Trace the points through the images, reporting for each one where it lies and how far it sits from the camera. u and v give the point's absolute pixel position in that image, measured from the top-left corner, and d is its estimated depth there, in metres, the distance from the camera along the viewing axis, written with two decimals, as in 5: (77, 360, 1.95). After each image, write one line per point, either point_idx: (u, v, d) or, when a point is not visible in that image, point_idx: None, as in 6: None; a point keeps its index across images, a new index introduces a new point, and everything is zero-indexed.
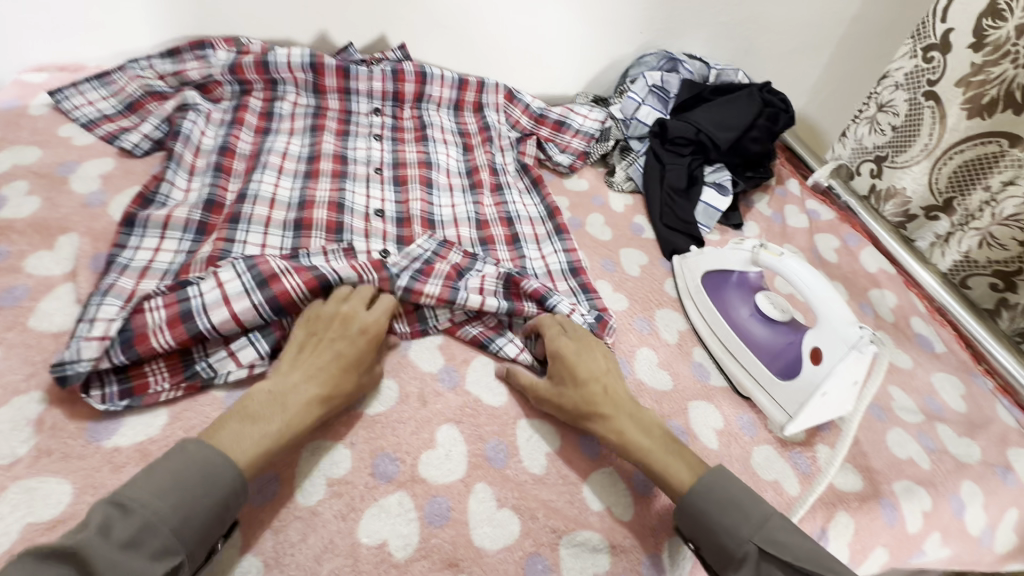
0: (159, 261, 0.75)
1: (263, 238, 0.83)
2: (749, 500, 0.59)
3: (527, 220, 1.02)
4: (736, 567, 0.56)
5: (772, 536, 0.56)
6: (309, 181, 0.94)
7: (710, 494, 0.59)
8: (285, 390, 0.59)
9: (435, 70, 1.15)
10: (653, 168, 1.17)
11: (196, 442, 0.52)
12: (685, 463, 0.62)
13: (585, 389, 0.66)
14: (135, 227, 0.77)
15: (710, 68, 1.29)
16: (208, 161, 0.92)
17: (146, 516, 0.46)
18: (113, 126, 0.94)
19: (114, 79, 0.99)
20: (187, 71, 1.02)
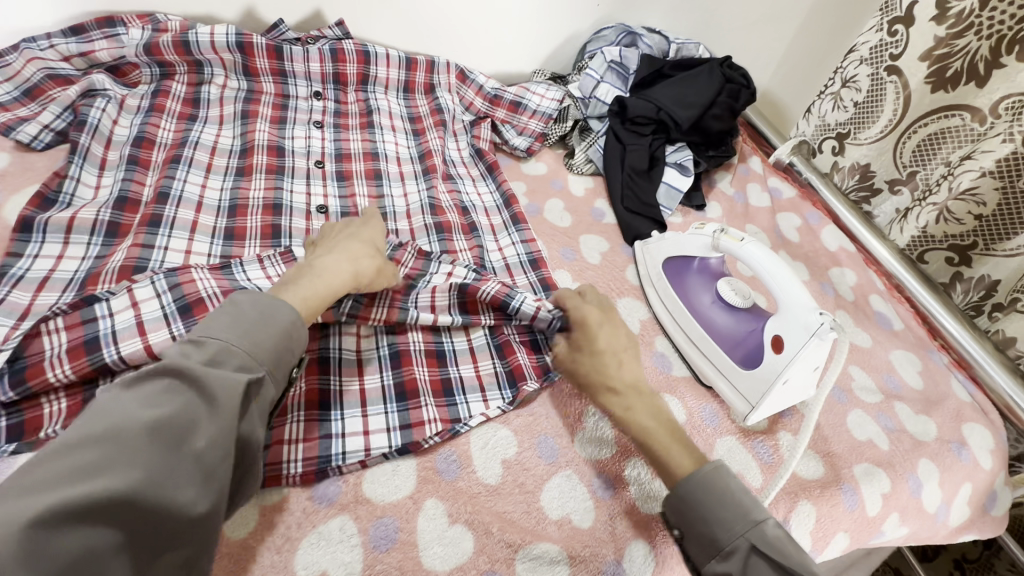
0: (61, 271, 0.67)
1: (188, 241, 0.75)
2: (749, 496, 0.54)
3: (483, 210, 0.96)
4: (720, 560, 0.51)
5: (769, 534, 0.51)
6: (241, 180, 0.86)
7: (705, 485, 0.54)
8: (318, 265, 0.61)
9: (379, 49, 1.07)
10: (613, 148, 1.13)
11: (247, 297, 0.53)
12: (692, 452, 0.59)
13: (600, 361, 0.66)
14: (32, 232, 0.69)
15: (670, 42, 1.23)
16: (122, 154, 0.83)
17: (221, 342, 0.48)
18: (8, 116, 0.84)
19: (7, 61, 0.88)
20: (95, 52, 0.91)
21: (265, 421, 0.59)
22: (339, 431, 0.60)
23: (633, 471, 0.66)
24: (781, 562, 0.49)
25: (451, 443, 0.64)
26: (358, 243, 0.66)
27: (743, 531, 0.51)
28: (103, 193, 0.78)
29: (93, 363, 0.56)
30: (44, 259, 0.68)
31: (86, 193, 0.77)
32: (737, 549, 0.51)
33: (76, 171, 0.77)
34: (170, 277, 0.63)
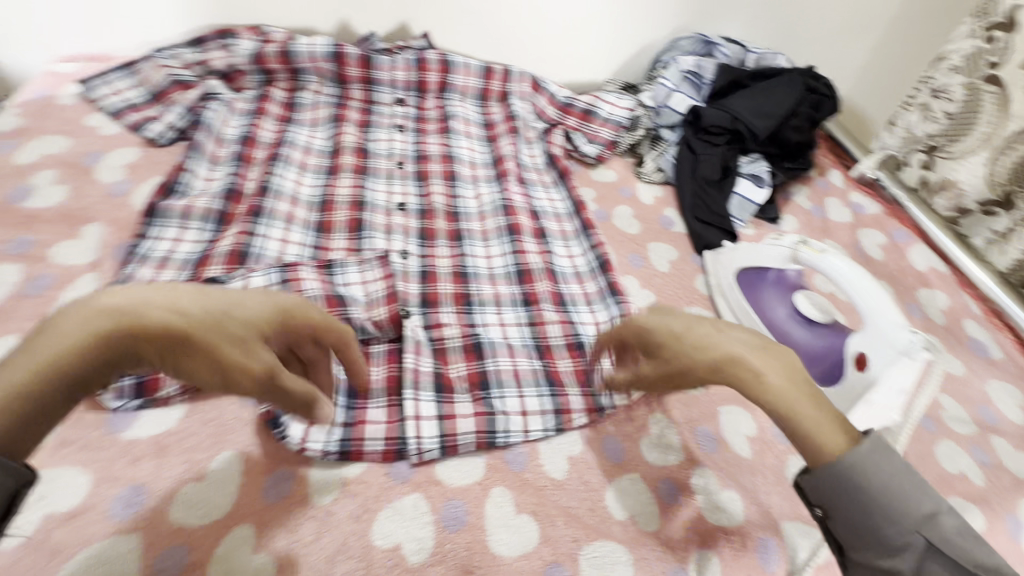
0: (178, 252, 0.75)
1: (284, 231, 0.82)
2: (920, 483, 0.42)
3: (553, 216, 0.98)
4: (883, 556, 0.41)
5: (949, 533, 0.40)
6: (330, 178, 0.93)
7: (879, 470, 0.41)
8: (31, 353, 0.34)
9: (459, 59, 1.12)
10: (685, 158, 1.12)
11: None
12: (842, 423, 0.43)
13: (692, 334, 0.46)
14: (156, 218, 0.77)
15: (749, 52, 1.21)
16: (230, 151, 0.92)
17: None
18: (139, 115, 0.94)
19: (139, 68, 0.99)
20: (211, 61, 1.01)
21: (349, 400, 0.64)
22: (413, 414, 0.63)
23: (700, 480, 0.65)
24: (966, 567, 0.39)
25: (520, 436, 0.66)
26: (154, 296, 0.36)
27: (915, 525, 0.41)
28: (213, 185, 0.86)
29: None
30: (165, 241, 0.76)
31: (199, 184, 0.86)
32: (907, 547, 0.40)
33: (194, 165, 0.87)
34: (281, 273, 0.71)
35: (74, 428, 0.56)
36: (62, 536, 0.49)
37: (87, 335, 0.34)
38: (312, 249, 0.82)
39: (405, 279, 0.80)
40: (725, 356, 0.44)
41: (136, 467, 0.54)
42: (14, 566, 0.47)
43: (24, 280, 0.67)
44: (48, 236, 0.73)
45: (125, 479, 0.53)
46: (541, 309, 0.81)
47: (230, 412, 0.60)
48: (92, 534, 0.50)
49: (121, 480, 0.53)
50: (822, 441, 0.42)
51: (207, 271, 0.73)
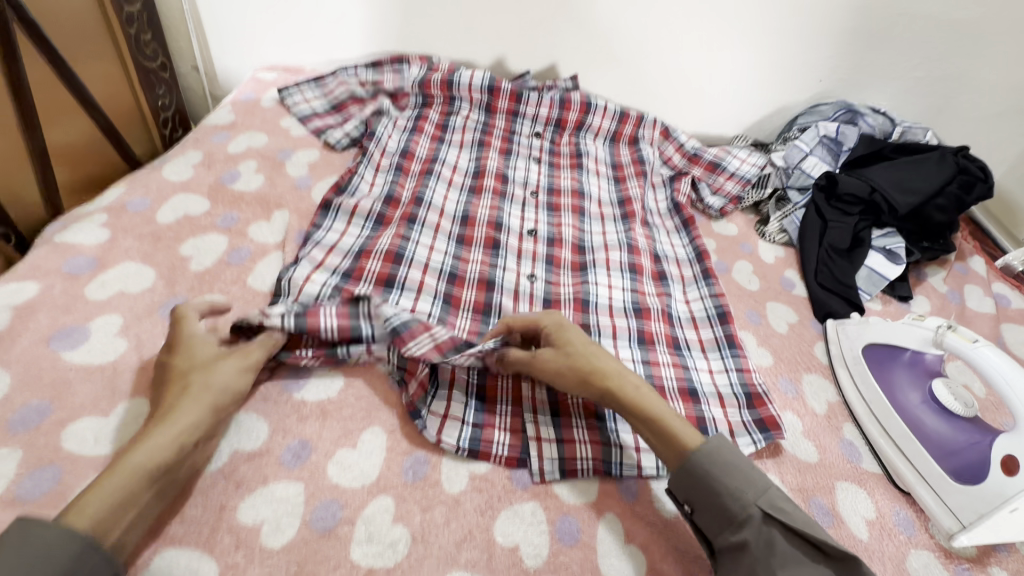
0: (345, 241, 0.85)
1: (433, 239, 0.90)
2: (752, 466, 0.58)
3: (674, 260, 1.01)
4: (734, 530, 0.55)
5: (774, 501, 0.56)
6: (473, 197, 1.01)
7: (722, 458, 0.58)
8: (139, 450, 0.49)
9: (599, 102, 1.20)
10: (813, 223, 1.11)
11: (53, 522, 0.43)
12: (693, 428, 0.61)
13: (589, 350, 0.65)
14: (330, 212, 0.88)
15: (895, 124, 1.17)
16: (390, 160, 1.03)
17: None
18: (321, 122, 1.08)
19: (326, 83, 1.15)
20: (383, 82, 1.15)
21: (478, 404, 0.69)
22: (534, 434, 0.67)
23: None
24: (793, 526, 0.54)
25: (641, 480, 0.66)
26: (182, 403, 0.54)
27: (752, 501, 0.56)
28: (375, 187, 0.97)
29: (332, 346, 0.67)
30: (334, 232, 0.86)
31: (362, 183, 0.96)
32: (747, 519, 0.55)
33: (363, 167, 0.98)
34: None
35: (259, 381, 0.65)
36: (246, 472, 0.57)
37: (176, 429, 0.52)
38: (453, 257, 0.89)
39: (532, 302, 0.86)
40: (610, 370, 0.64)
41: (304, 425, 0.62)
42: (209, 489, 0.55)
43: (228, 249, 0.80)
44: (248, 215, 0.86)
45: (294, 433, 0.62)
46: (656, 349, 0.83)
47: (381, 391, 0.68)
48: (268, 476, 0.57)
49: (292, 433, 0.61)
50: (676, 434, 0.60)
51: (367, 264, 0.81)
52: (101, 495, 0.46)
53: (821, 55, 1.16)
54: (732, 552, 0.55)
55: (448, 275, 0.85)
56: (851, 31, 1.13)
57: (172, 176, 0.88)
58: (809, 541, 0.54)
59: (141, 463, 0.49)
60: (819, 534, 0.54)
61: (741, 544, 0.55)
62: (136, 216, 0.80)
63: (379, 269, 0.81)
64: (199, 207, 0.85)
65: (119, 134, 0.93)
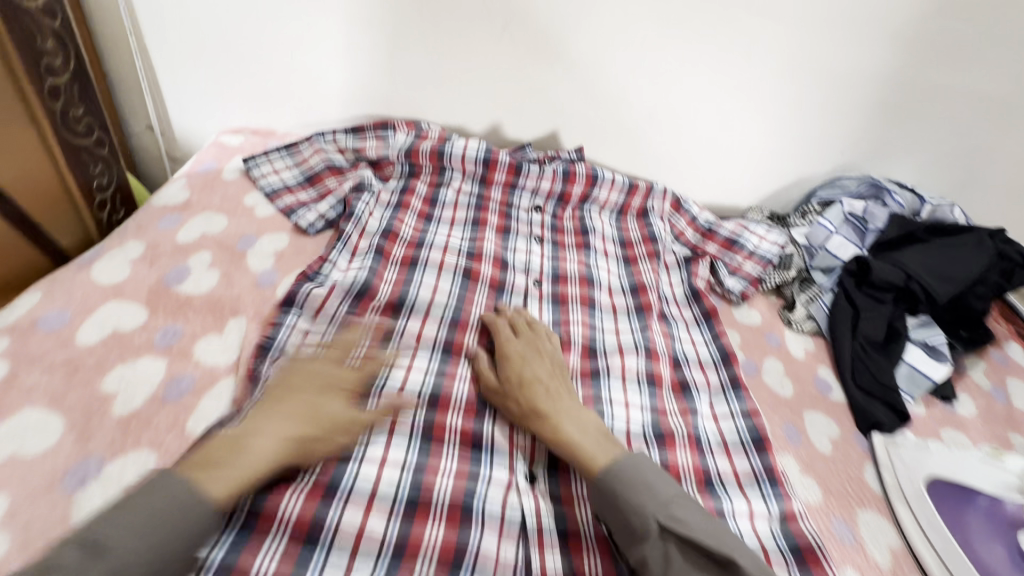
0: (307, 349, 0.70)
1: (414, 351, 0.75)
2: (657, 480, 0.61)
3: (698, 364, 0.88)
4: (637, 544, 0.57)
5: (674, 514, 0.58)
6: (467, 287, 0.87)
7: (623, 473, 0.61)
8: (252, 444, 0.56)
9: (605, 173, 1.08)
10: (845, 311, 1.00)
11: (175, 477, 0.50)
12: (607, 454, 0.64)
13: (518, 383, 0.70)
14: (291, 311, 0.74)
15: (923, 202, 1.09)
16: (371, 240, 0.88)
17: (114, 563, 0.44)
18: (292, 199, 0.94)
19: (300, 150, 1.01)
20: (366, 149, 1.01)
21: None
22: None
23: None
24: (688, 539, 0.56)
25: None
26: (300, 413, 0.60)
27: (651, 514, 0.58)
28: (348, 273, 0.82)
29: (309, 543, 0.54)
30: (297, 337, 0.72)
31: (337, 270, 0.82)
32: (646, 532, 0.57)
33: (337, 254, 0.84)
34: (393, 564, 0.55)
35: None
36: None
37: (281, 436, 0.58)
38: (439, 372, 0.74)
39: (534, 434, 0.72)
40: (538, 402, 0.68)
41: None
42: None
43: (166, 378, 0.64)
44: (196, 326, 0.70)
45: None
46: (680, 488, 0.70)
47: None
48: None
49: None
50: (585, 455, 0.64)
51: None
52: (224, 471, 0.52)
53: (844, 128, 1.08)
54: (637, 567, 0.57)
55: (430, 398, 0.70)
56: (877, 105, 1.05)
57: (103, 277, 0.73)
58: (705, 554, 0.55)
59: (257, 461, 0.55)
60: (718, 548, 0.55)
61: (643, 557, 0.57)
62: (48, 339, 0.64)
63: (346, 402, 0.67)
64: (133, 319, 0.69)
65: (37, 225, 0.77)
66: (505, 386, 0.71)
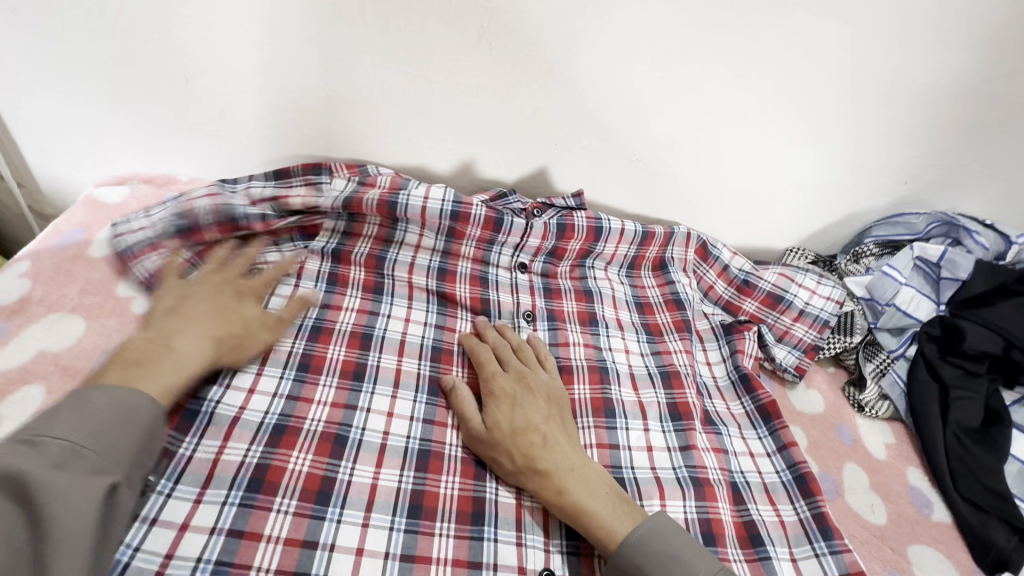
0: (176, 560, 0.46)
1: (361, 528, 0.51)
2: (693, 554, 0.49)
3: (763, 492, 0.64)
4: None
5: None
6: (438, 404, 0.63)
7: (650, 545, 0.49)
8: (178, 344, 0.52)
9: (612, 224, 0.84)
10: (929, 390, 0.78)
11: (99, 389, 0.44)
12: (627, 514, 0.52)
13: (507, 424, 0.57)
14: (161, 477, 0.50)
15: (1009, 241, 0.86)
16: (293, 342, 0.65)
17: (68, 445, 0.40)
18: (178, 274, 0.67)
19: (191, 197, 0.72)
20: (289, 198, 0.74)
21: None
22: None
23: None
24: None
25: None
26: (213, 319, 0.57)
27: None
28: (257, 407, 0.58)
29: None
30: (169, 531, 0.47)
31: (235, 403, 0.57)
32: None
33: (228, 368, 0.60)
34: None
35: None
36: None
37: (208, 337, 0.55)
38: (402, 560, 0.50)
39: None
40: (535, 450, 0.55)
41: None
42: None
43: None
44: None
45: None
46: None
47: None
48: None
49: None
50: (597, 528, 0.51)
51: None
52: (150, 372, 0.49)
53: (909, 154, 0.86)
54: None
55: None
56: (955, 124, 0.83)
57: None
58: None
59: (186, 358, 0.52)
60: None
61: None
62: None
63: None
64: None
65: None
66: (492, 434, 0.57)
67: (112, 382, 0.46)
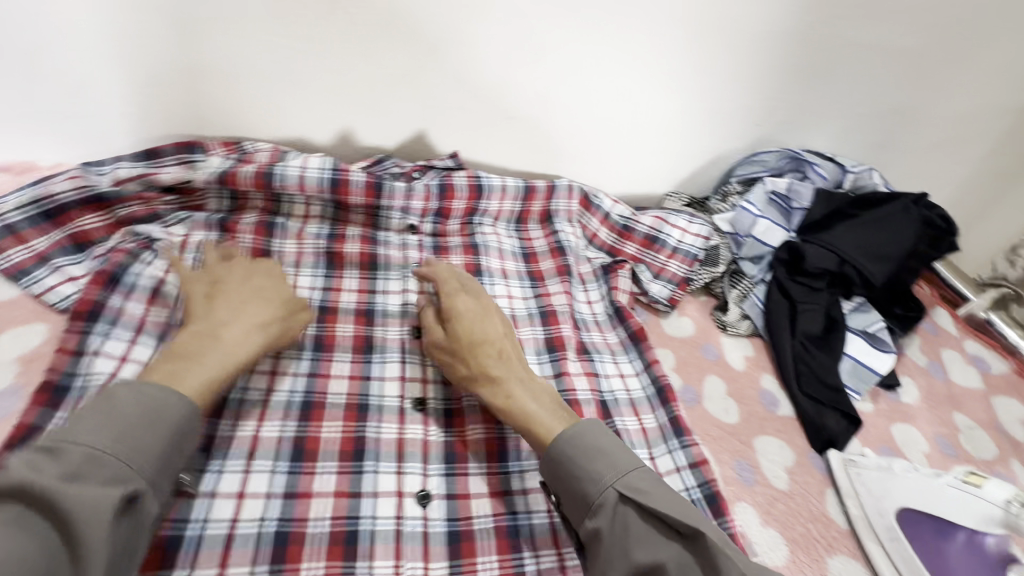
0: None
1: (243, 475, 0.55)
2: (619, 449, 0.54)
3: (629, 407, 0.72)
4: (591, 515, 0.51)
5: (636, 484, 0.51)
6: (321, 358, 0.67)
7: (581, 438, 0.54)
8: (225, 338, 0.56)
9: (493, 180, 0.89)
10: (779, 306, 0.89)
11: (129, 387, 0.48)
12: (563, 418, 0.58)
13: (471, 337, 0.62)
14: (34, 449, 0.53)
15: (844, 171, 1.00)
16: (170, 314, 0.66)
17: (90, 450, 0.43)
18: (37, 255, 0.70)
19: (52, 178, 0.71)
20: (158, 174, 0.75)
21: None
22: None
23: None
24: (646, 506, 0.50)
25: None
26: (246, 317, 0.59)
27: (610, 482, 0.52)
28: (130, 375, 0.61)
29: None
30: None
31: (107, 369, 0.61)
32: (603, 503, 0.51)
33: (97, 341, 0.62)
34: None
35: None
36: None
37: (246, 333, 0.58)
38: (284, 498, 0.55)
39: (426, 557, 0.55)
40: (499, 366, 0.61)
41: None
42: None
43: None
44: None
45: None
46: None
47: None
48: None
49: None
50: (540, 429, 0.57)
51: None
52: (197, 371, 0.52)
53: (757, 97, 0.95)
54: (591, 542, 0.51)
55: (275, 545, 0.52)
56: (793, 67, 0.92)
57: None
58: (668, 523, 0.49)
59: (232, 360, 0.55)
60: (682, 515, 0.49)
61: (596, 532, 0.50)
62: None
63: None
64: None
65: None
66: (453, 346, 0.62)
67: (160, 374, 0.51)
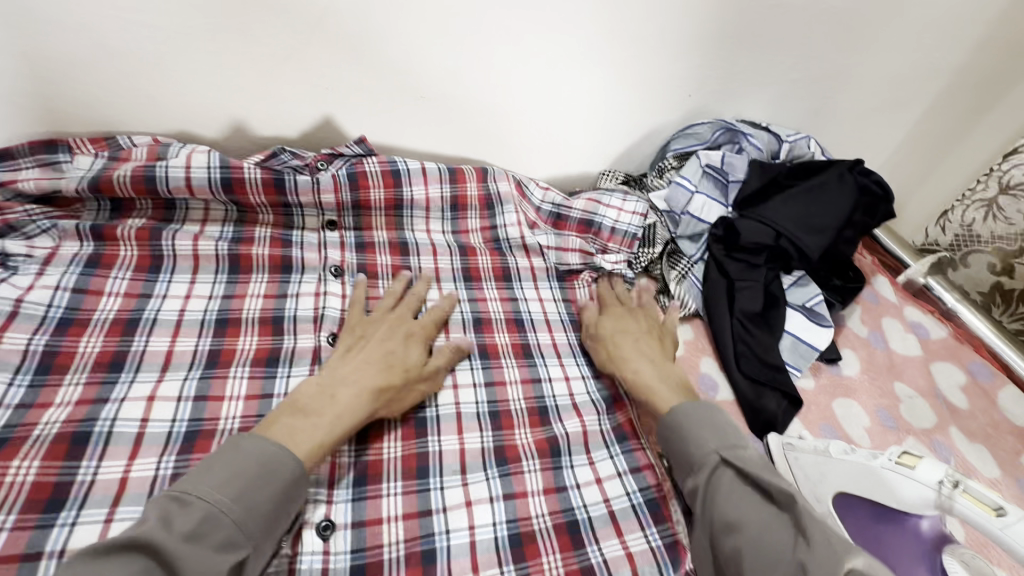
0: None
1: (104, 524, 0.50)
2: (734, 429, 0.57)
3: (570, 411, 0.67)
4: (691, 472, 0.55)
5: (745, 456, 0.54)
6: (213, 376, 0.61)
7: (699, 412, 0.59)
8: (343, 387, 0.57)
9: (410, 164, 0.80)
10: (717, 285, 0.86)
11: (250, 439, 0.48)
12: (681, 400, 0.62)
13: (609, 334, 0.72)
14: None
15: (781, 140, 0.96)
16: (29, 340, 0.59)
17: (207, 508, 0.43)
18: None
19: None
20: (16, 181, 0.68)
21: None
22: None
23: None
24: (746, 471, 0.52)
25: None
26: (377, 367, 0.60)
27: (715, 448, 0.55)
28: None
29: None
30: None
31: None
32: (704, 463, 0.54)
33: None
34: None
35: None
36: None
37: (379, 380, 0.58)
38: None
39: None
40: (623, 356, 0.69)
41: None
42: None
43: None
44: None
45: None
46: None
47: None
48: None
49: None
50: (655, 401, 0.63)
51: None
52: (315, 419, 0.53)
53: (686, 66, 0.89)
54: (688, 495, 0.54)
55: None
56: (721, 32, 0.86)
57: None
58: (770, 496, 0.50)
59: (349, 412, 0.55)
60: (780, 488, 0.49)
61: (693, 486, 0.54)
62: None
63: None
64: None
65: None
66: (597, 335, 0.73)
67: (275, 435, 0.50)
